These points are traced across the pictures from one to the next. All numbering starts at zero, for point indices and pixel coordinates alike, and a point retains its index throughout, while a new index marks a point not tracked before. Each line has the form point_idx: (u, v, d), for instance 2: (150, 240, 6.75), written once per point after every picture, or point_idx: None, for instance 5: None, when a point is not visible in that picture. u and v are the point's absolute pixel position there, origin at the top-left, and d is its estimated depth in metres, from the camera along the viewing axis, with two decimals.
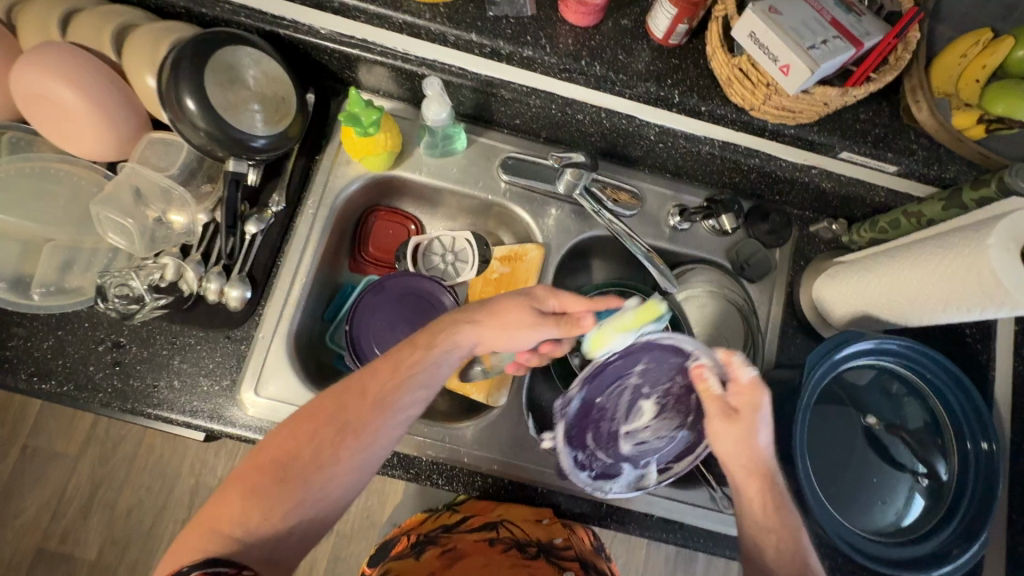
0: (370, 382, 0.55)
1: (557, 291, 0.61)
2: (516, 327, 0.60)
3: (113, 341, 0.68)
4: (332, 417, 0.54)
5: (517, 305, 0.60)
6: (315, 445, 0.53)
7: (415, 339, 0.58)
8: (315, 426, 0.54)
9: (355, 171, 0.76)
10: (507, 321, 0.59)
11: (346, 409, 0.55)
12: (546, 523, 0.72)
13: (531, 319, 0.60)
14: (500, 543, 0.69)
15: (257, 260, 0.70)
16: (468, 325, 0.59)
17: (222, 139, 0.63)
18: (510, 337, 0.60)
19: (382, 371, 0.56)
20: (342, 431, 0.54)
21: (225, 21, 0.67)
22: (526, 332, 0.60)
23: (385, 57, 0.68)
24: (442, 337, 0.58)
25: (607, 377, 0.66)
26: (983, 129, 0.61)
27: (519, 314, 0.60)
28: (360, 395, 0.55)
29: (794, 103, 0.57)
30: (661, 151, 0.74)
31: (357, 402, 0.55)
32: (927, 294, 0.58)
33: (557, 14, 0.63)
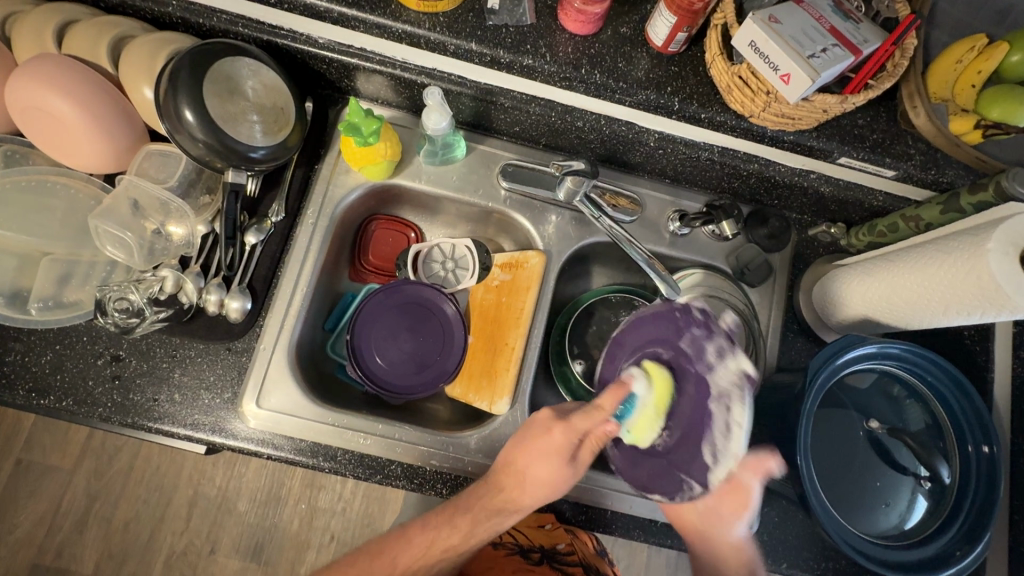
0: (428, 536, 0.60)
1: (569, 426, 0.58)
2: (551, 468, 0.58)
3: (112, 355, 0.68)
4: (393, 563, 0.60)
5: (556, 456, 0.58)
6: (365, 566, 0.60)
7: (458, 523, 0.59)
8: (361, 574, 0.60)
9: (354, 179, 0.76)
10: (547, 474, 0.58)
11: (403, 551, 0.60)
12: (548, 528, 0.72)
13: (562, 465, 0.58)
14: (504, 548, 0.70)
15: (257, 270, 0.71)
16: (516, 479, 0.59)
17: (221, 151, 0.62)
18: (553, 488, 0.59)
19: (417, 544, 0.60)
20: (381, 563, 0.60)
21: (223, 32, 0.67)
22: (565, 483, 0.59)
23: (383, 67, 0.68)
24: (488, 526, 0.58)
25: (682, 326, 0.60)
26: (979, 134, 0.61)
27: (555, 470, 0.58)
28: (400, 556, 0.60)
29: (793, 110, 0.57)
30: (661, 157, 0.74)
31: (406, 550, 0.60)
32: (928, 298, 0.59)
33: (556, 23, 0.63)
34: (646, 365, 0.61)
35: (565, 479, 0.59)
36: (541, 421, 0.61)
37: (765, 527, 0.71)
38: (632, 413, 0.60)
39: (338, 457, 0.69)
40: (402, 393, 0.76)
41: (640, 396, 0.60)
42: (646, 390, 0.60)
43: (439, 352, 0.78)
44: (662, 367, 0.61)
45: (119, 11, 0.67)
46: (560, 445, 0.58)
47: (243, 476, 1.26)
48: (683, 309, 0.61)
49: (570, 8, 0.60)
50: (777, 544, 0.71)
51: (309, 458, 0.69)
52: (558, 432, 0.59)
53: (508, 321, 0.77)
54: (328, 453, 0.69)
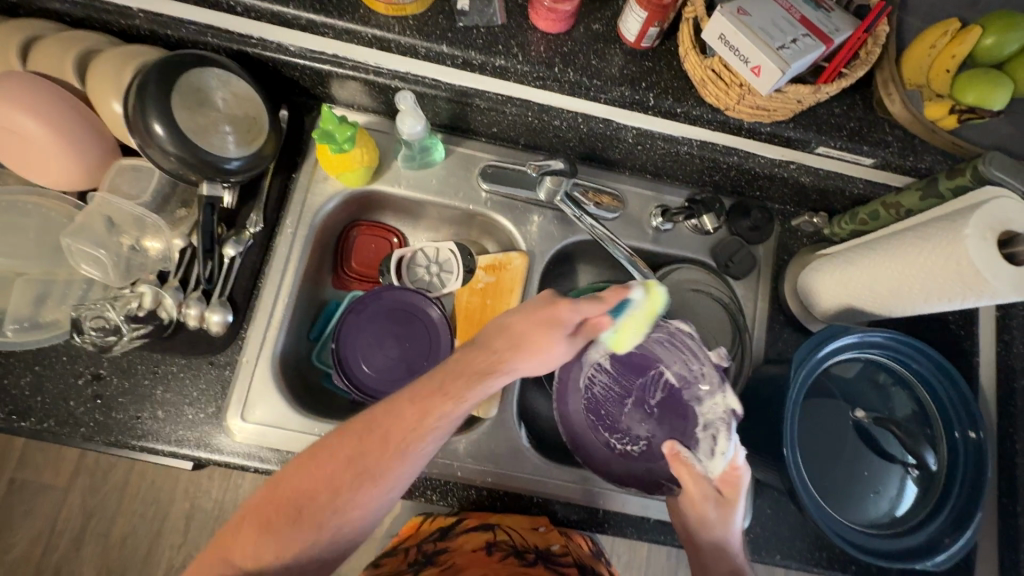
0: (420, 407, 0.53)
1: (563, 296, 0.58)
2: (544, 339, 0.56)
3: (93, 374, 0.67)
4: (383, 438, 0.52)
5: (553, 328, 0.56)
6: (349, 454, 0.52)
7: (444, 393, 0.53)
8: (356, 457, 0.52)
9: (332, 187, 0.75)
10: (543, 346, 0.56)
11: (394, 425, 0.53)
12: (542, 530, 0.69)
13: (559, 339, 0.57)
14: (499, 551, 0.65)
15: (237, 282, 0.69)
16: (514, 349, 0.56)
17: (194, 163, 0.62)
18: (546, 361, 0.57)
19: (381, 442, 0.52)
20: (372, 447, 0.52)
21: (192, 42, 0.66)
22: (560, 354, 0.58)
23: (356, 72, 0.67)
24: (469, 388, 0.54)
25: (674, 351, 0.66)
26: (955, 119, 0.61)
27: (547, 338, 0.56)
28: (356, 445, 0.52)
29: (767, 102, 0.57)
30: (640, 152, 0.73)
31: (396, 420, 0.53)
32: (910, 284, 0.58)
33: (528, 22, 0.63)
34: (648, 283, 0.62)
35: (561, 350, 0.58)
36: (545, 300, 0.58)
37: (757, 520, 0.71)
38: (622, 319, 0.61)
39: None
40: (391, 399, 0.75)
41: (635, 302, 0.61)
42: (642, 301, 0.61)
43: (426, 357, 0.77)
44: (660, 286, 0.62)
45: (86, 25, 0.66)
46: (557, 317, 0.57)
47: (239, 487, 1.25)
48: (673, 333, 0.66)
49: (540, 6, 0.59)
50: (770, 536, 0.71)
51: None
52: (561, 306, 0.57)
53: None
54: None
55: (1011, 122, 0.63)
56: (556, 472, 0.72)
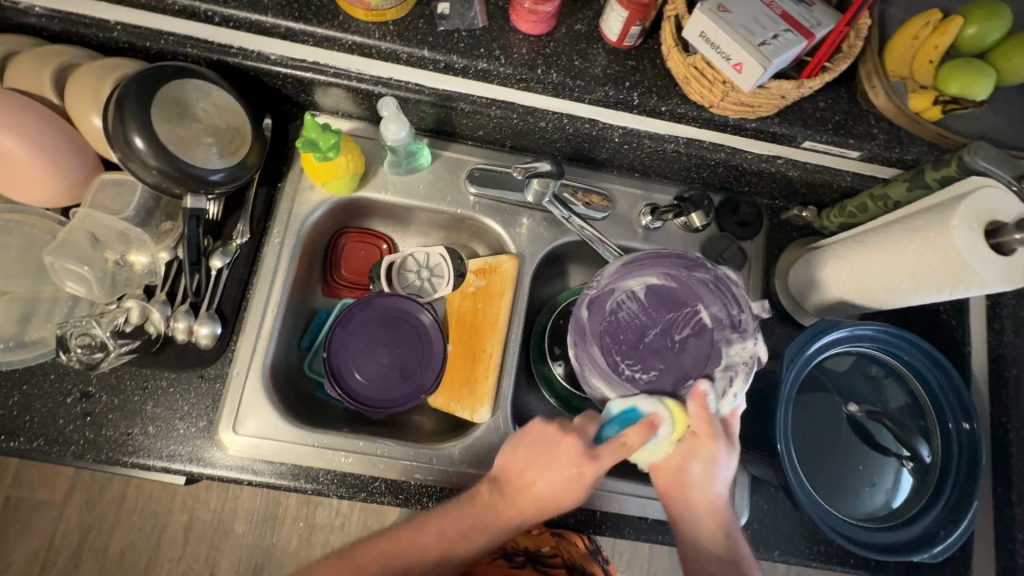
0: (442, 537, 0.58)
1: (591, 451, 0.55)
2: (556, 479, 0.56)
3: (82, 392, 0.66)
4: (411, 544, 0.58)
5: (572, 480, 0.56)
6: (377, 564, 0.58)
7: (466, 531, 0.57)
8: (388, 552, 0.59)
9: (319, 196, 0.75)
10: (556, 487, 0.56)
11: (419, 545, 0.58)
12: (534, 534, 0.71)
13: (579, 487, 0.56)
14: (489, 553, 0.69)
15: (225, 294, 0.69)
16: (531, 493, 0.57)
17: (177, 176, 0.61)
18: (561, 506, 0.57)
19: (406, 543, 0.59)
20: (391, 570, 0.58)
21: (171, 53, 0.65)
22: (569, 487, 0.56)
23: (338, 79, 0.66)
24: (494, 530, 0.57)
25: (698, 285, 0.62)
26: (939, 111, 0.61)
27: (562, 471, 0.56)
28: (388, 553, 0.59)
29: (751, 98, 0.56)
30: (627, 152, 0.73)
31: (421, 544, 0.58)
32: (899, 277, 0.58)
33: (509, 24, 0.62)
34: (671, 406, 0.57)
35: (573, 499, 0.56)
36: (552, 439, 0.58)
37: (755, 515, 0.71)
38: (648, 447, 0.56)
39: (320, 477, 0.68)
40: (386, 406, 0.75)
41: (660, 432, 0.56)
42: (670, 434, 0.56)
43: (420, 363, 0.77)
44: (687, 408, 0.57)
45: (63, 39, 0.65)
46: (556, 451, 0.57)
47: (238, 498, 1.25)
48: (716, 277, 0.62)
49: (521, 8, 0.59)
50: (768, 531, 0.71)
51: (290, 480, 0.68)
52: (569, 443, 0.56)
53: (485, 327, 0.76)
54: (310, 474, 0.68)
55: (995, 111, 0.63)
56: None
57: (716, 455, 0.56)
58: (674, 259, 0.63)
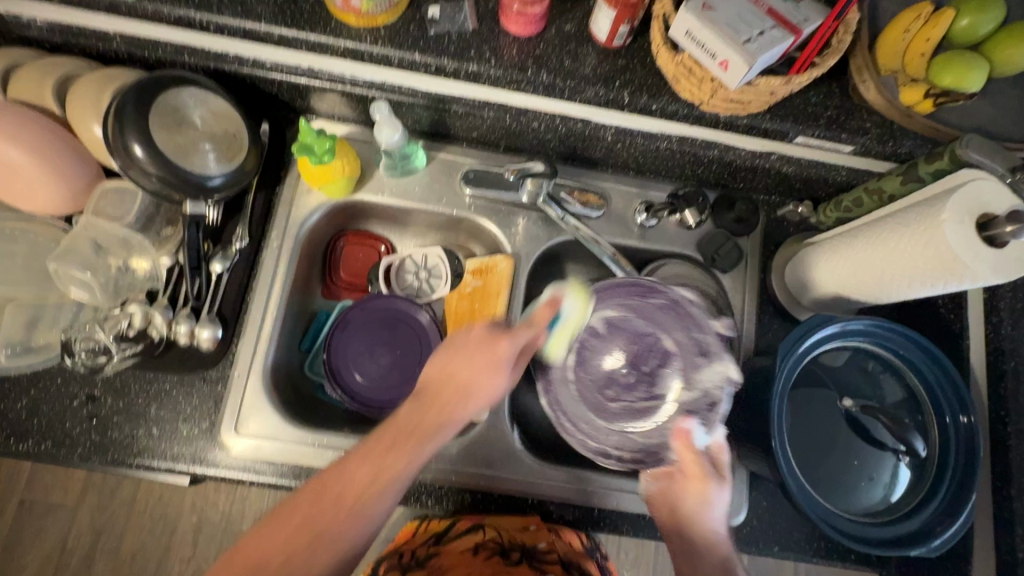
0: (371, 464, 0.51)
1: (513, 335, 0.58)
2: (485, 374, 0.56)
3: (88, 395, 0.68)
4: (327, 493, 0.50)
5: (491, 368, 0.57)
6: (310, 504, 0.49)
7: (382, 445, 0.53)
8: (314, 512, 0.49)
9: (316, 200, 0.76)
10: (474, 367, 0.57)
11: (344, 481, 0.50)
12: (531, 529, 0.69)
13: (499, 362, 0.57)
14: (483, 551, 0.65)
15: (225, 298, 0.71)
16: (456, 382, 0.57)
17: (176, 183, 0.62)
18: (483, 386, 0.56)
19: (312, 498, 0.50)
20: (338, 502, 0.50)
21: (169, 63, 0.66)
22: (505, 367, 0.57)
23: (332, 84, 0.67)
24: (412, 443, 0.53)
25: (654, 308, 0.66)
26: (930, 104, 0.60)
27: (491, 353, 0.57)
28: (297, 512, 0.49)
29: (739, 94, 0.57)
30: (621, 150, 0.73)
31: (349, 472, 0.51)
32: (892, 272, 0.58)
33: (499, 26, 0.63)
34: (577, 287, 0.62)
35: (503, 380, 0.57)
36: (481, 338, 0.58)
37: (754, 511, 0.71)
38: (555, 329, 0.61)
39: None
40: (386, 406, 0.76)
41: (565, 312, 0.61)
42: (572, 308, 0.61)
43: (419, 363, 0.78)
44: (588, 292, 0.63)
45: (65, 50, 0.67)
46: (496, 347, 0.57)
47: (245, 499, 1.26)
48: (657, 295, 0.65)
49: (510, 11, 0.60)
50: (766, 527, 0.71)
51: (292, 480, 0.69)
52: (503, 342, 0.57)
53: None
54: (311, 474, 0.69)
55: (988, 103, 0.63)
56: (551, 472, 0.72)
57: (703, 490, 0.58)
58: (629, 287, 0.66)
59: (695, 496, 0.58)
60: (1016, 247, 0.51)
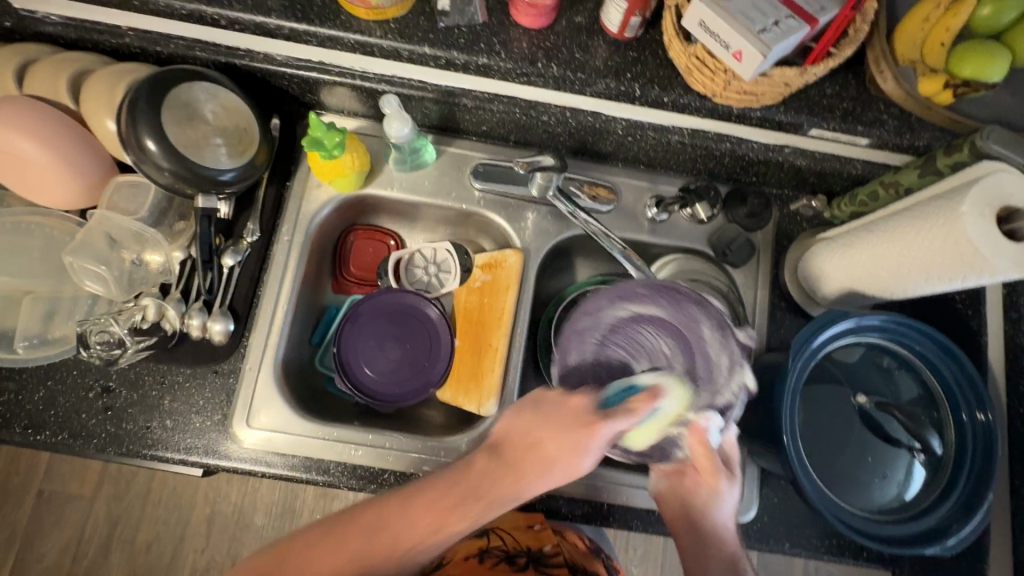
0: (433, 513, 0.51)
1: (557, 420, 0.54)
2: (582, 445, 0.53)
3: (103, 387, 0.69)
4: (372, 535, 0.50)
5: (575, 432, 0.53)
6: (364, 543, 0.50)
7: (443, 505, 0.52)
8: (371, 540, 0.50)
9: (325, 194, 0.76)
10: (569, 452, 0.53)
11: (404, 526, 0.51)
12: (535, 529, 0.69)
13: (591, 437, 0.53)
14: (489, 557, 0.65)
15: (237, 292, 0.71)
16: (560, 461, 0.53)
17: (189, 177, 0.63)
18: (577, 454, 0.53)
19: (354, 537, 0.50)
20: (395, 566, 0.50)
21: (181, 57, 0.67)
22: (594, 450, 0.54)
23: (342, 78, 0.66)
24: (481, 502, 0.52)
25: (682, 307, 0.60)
26: (950, 95, 0.59)
27: (587, 439, 0.53)
28: (336, 553, 0.50)
29: (754, 86, 0.56)
30: (632, 144, 0.73)
31: (408, 521, 0.51)
32: (910, 266, 0.57)
33: (509, 18, 0.63)
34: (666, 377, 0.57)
35: (595, 455, 0.54)
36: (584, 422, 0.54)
37: (765, 508, 0.71)
38: (648, 422, 0.54)
39: (331, 470, 0.70)
40: (396, 400, 0.76)
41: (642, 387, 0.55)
42: (670, 405, 0.55)
43: (428, 357, 0.78)
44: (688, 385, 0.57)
45: (79, 46, 0.67)
46: (596, 433, 0.53)
47: (257, 492, 1.28)
48: (698, 301, 0.61)
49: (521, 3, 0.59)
50: (778, 523, 0.70)
51: (302, 473, 0.69)
52: (579, 402, 0.55)
53: (492, 321, 0.77)
54: (321, 467, 0.70)
55: (1010, 94, 0.62)
56: None
57: (716, 484, 0.57)
58: (672, 294, 0.61)
59: (706, 492, 0.57)
60: None
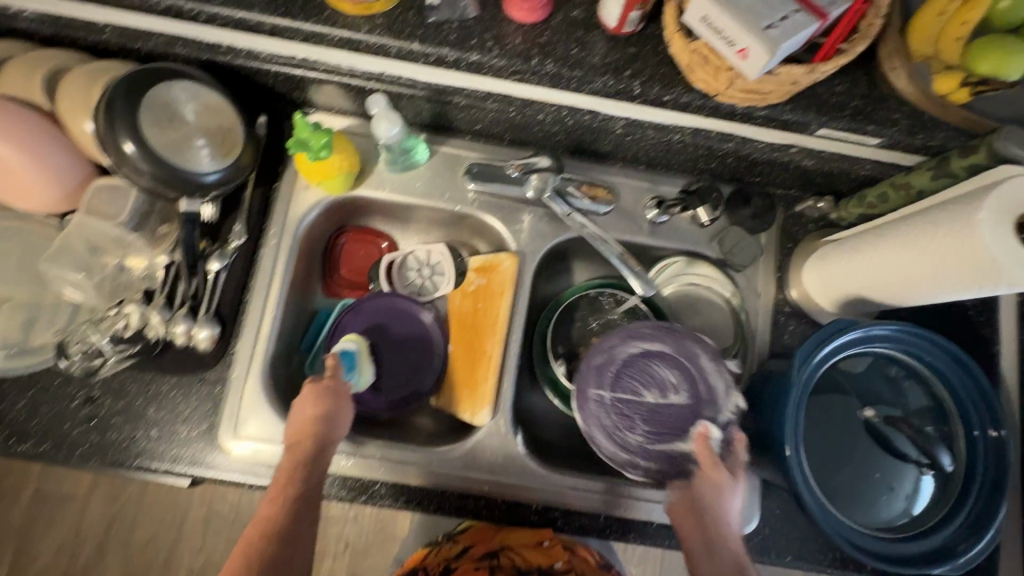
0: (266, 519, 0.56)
1: (320, 399, 0.63)
2: (319, 410, 0.62)
3: (86, 397, 0.67)
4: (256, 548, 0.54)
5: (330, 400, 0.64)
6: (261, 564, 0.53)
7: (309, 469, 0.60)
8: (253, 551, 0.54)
9: (314, 196, 0.73)
10: (326, 415, 0.62)
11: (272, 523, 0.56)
12: (546, 546, 0.68)
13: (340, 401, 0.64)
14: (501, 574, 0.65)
15: (222, 298, 0.69)
16: (309, 427, 0.62)
17: (170, 181, 0.61)
18: (331, 427, 0.62)
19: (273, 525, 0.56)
20: (296, 510, 0.57)
21: (162, 54, 0.64)
22: (342, 416, 0.64)
23: (329, 75, 0.64)
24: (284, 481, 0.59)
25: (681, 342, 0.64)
26: (966, 93, 0.55)
27: (323, 408, 0.63)
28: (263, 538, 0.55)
29: (759, 85, 0.53)
30: (631, 143, 0.70)
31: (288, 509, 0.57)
32: (922, 274, 0.55)
33: (502, 13, 0.60)
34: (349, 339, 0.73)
35: (343, 413, 0.64)
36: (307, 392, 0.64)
37: (766, 520, 0.69)
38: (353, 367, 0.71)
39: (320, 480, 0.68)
40: (388, 407, 0.74)
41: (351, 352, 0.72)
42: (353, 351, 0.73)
43: (422, 363, 0.76)
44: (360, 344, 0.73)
45: (55, 42, 0.64)
46: (324, 392, 0.64)
47: None
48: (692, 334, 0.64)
49: None
50: (779, 536, 0.69)
51: None
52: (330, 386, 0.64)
53: (486, 328, 0.74)
54: None
55: None
56: (556, 477, 0.70)
57: (718, 480, 0.59)
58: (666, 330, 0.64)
59: (709, 488, 0.59)
60: None
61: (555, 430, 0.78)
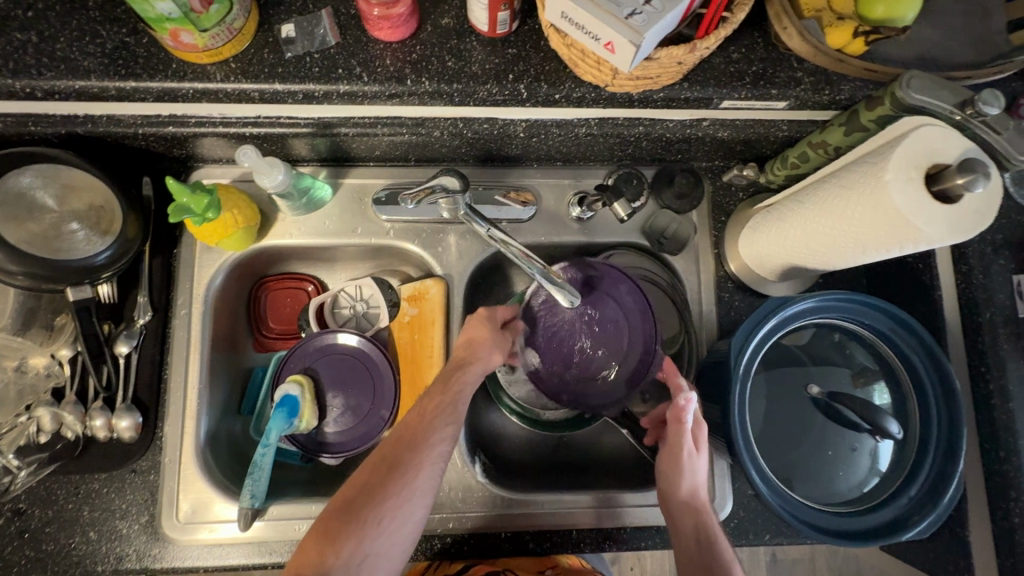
0: (403, 429, 0.52)
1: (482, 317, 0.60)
2: (483, 334, 0.59)
3: (12, 511, 0.62)
4: (370, 470, 0.50)
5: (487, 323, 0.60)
6: (380, 474, 0.49)
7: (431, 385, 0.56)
8: (367, 475, 0.49)
9: (218, 255, 0.69)
10: (487, 343, 0.58)
11: (390, 442, 0.52)
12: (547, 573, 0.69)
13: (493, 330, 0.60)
14: None
15: (139, 382, 0.65)
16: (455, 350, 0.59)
17: (51, 276, 0.57)
18: (489, 347, 0.58)
19: (389, 444, 0.51)
20: (435, 421, 0.52)
21: (14, 135, 0.57)
22: (497, 341, 0.59)
23: (202, 128, 0.58)
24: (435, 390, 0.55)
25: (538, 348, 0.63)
26: (861, 43, 0.53)
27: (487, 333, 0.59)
28: (369, 461, 0.51)
29: (644, 71, 0.49)
30: (539, 143, 0.65)
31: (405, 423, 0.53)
32: (844, 241, 0.52)
33: (367, 34, 0.55)
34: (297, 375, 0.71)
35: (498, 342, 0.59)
36: (473, 319, 0.61)
37: (739, 503, 0.68)
38: (301, 408, 0.68)
39: (279, 550, 0.65)
40: (342, 450, 0.71)
41: (297, 398, 0.68)
42: (300, 396, 0.69)
43: (373, 401, 0.72)
44: (307, 384, 0.70)
45: None
46: (487, 320, 0.60)
47: None
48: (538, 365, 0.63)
49: (371, 17, 0.51)
50: (753, 518, 0.68)
51: (248, 559, 0.65)
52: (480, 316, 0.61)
53: (424, 359, 0.72)
54: (266, 549, 0.65)
55: (925, 31, 0.56)
56: (525, 502, 0.68)
57: (674, 455, 0.55)
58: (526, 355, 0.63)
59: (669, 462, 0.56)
60: (971, 199, 0.44)
61: (520, 448, 0.76)
